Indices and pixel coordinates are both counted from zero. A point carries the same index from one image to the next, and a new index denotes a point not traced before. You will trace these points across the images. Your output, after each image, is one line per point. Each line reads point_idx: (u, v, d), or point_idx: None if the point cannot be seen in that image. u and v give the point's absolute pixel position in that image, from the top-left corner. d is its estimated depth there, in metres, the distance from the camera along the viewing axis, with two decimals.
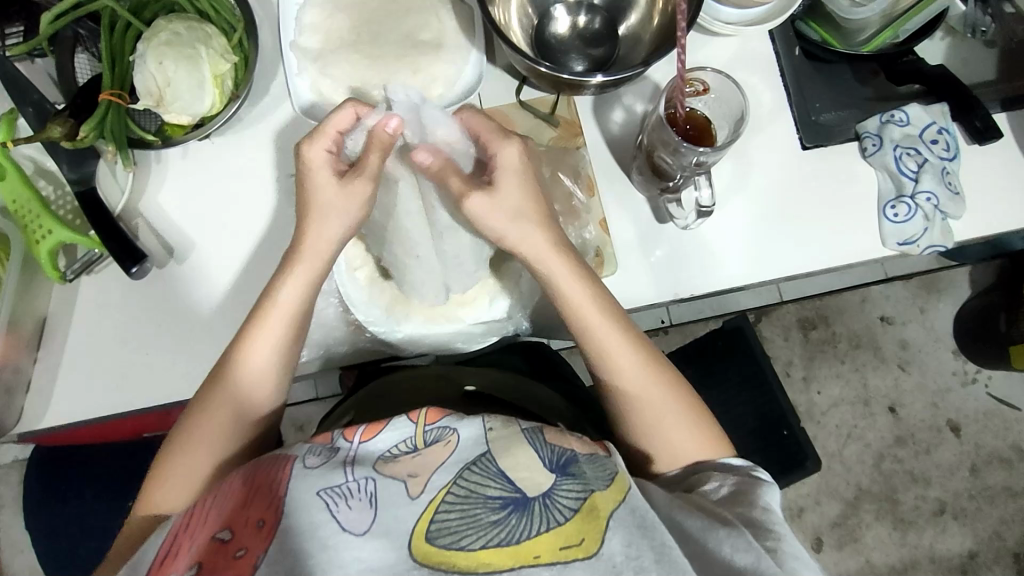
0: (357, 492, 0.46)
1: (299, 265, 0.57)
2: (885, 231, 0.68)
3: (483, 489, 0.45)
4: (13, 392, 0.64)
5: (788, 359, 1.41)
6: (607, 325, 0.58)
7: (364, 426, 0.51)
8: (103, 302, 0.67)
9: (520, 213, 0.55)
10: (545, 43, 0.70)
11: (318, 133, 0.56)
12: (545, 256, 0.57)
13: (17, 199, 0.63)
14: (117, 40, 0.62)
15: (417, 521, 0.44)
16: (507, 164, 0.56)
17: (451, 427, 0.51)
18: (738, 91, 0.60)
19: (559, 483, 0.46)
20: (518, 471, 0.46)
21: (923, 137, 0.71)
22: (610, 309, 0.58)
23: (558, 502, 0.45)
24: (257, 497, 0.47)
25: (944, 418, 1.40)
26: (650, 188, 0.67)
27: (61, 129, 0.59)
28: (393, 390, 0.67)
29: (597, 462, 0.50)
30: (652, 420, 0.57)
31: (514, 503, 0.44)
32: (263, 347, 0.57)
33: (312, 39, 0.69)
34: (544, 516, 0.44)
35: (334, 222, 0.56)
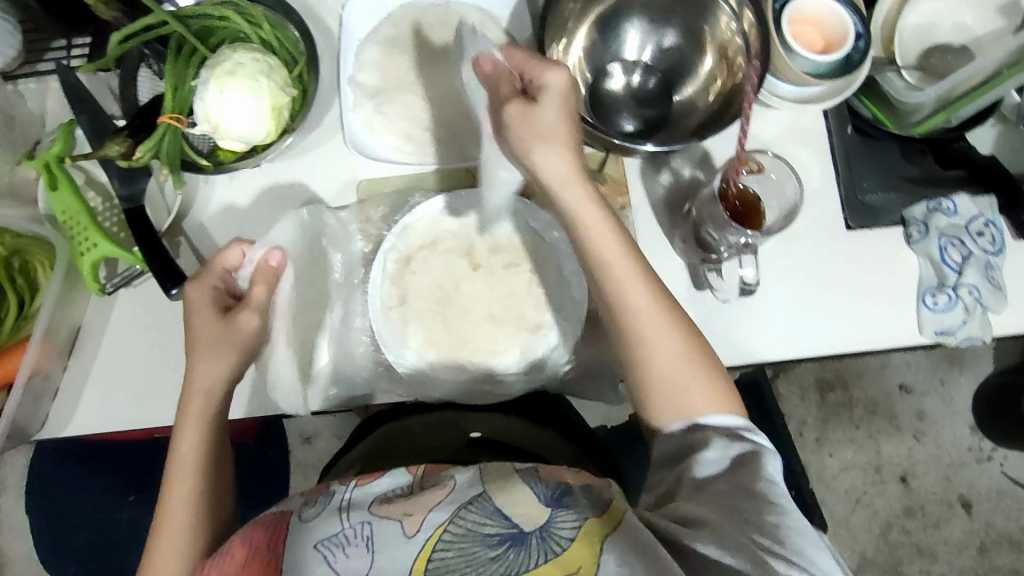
0: (354, 538, 0.48)
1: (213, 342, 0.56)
2: (923, 318, 0.68)
3: (479, 526, 0.47)
4: (40, 398, 0.65)
5: (802, 419, 1.39)
6: (636, 283, 0.53)
7: (360, 475, 0.54)
8: (137, 316, 0.67)
9: (542, 135, 0.53)
10: (599, 99, 0.70)
11: (205, 272, 0.59)
12: (606, 238, 0.54)
13: (67, 210, 0.63)
14: (181, 65, 0.63)
15: (416, 559, 0.46)
16: (557, 87, 0.53)
17: (447, 473, 0.52)
18: (795, 177, 0.61)
19: (554, 515, 0.48)
20: (513, 507, 0.48)
21: (969, 228, 0.70)
22: (675, 311, 0.54)
23: (555, 534, 0.46)
24: (256, 560, 0.48)
25: (956, 493, 1.37)
26: (693, 256, 0.68)
27: (119, 148, 0.60)
28: (399, 440, 0.65)
29: (592, 491, 0.51)
30: (681, 403, 0.52)
31: (511, 538, 0.46)
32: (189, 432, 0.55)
33: (370, 75, 0.70)
34: (542, 548, 0.46)
35: (221, 364, 0.56)
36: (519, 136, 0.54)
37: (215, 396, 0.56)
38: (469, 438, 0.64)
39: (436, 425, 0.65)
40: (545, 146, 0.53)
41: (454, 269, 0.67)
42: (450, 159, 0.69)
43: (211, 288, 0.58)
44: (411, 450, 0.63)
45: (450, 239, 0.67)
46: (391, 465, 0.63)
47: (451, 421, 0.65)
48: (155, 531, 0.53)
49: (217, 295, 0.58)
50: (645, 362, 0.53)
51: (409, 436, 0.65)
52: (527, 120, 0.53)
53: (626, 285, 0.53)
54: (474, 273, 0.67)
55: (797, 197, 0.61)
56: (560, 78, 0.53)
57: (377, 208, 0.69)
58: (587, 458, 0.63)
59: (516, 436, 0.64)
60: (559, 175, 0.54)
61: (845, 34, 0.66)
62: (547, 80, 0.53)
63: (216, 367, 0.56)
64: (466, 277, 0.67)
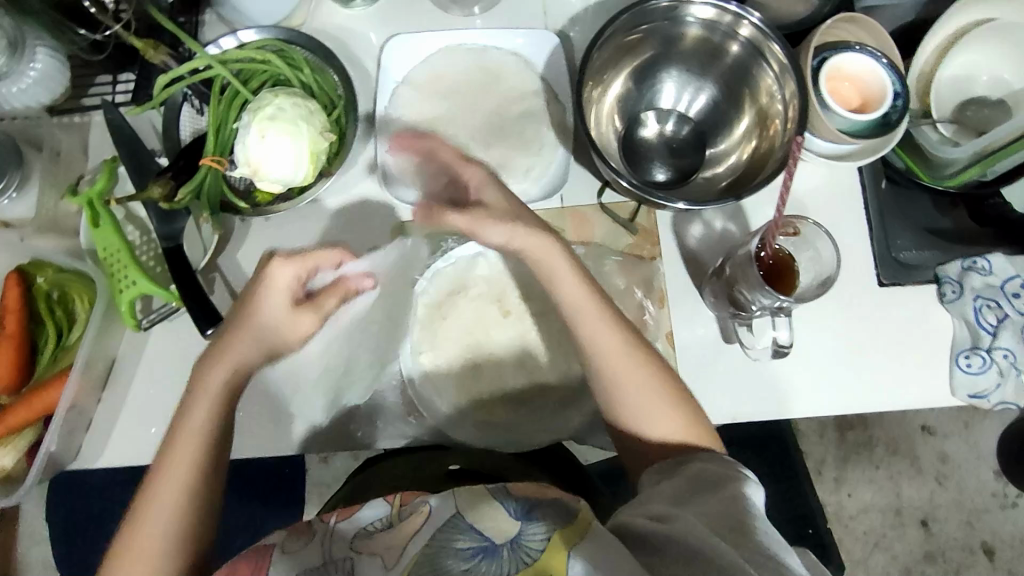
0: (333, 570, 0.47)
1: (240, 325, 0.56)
2: (956, 379, 0.67)
3: (453, 542, 0.47)
4: (74, 430, 0.66)
5: (822, 457, 1.36)
6: (585, 303, 0.57)
7: (338, 509, 0.52)
8: (171, 351, 0.68)
9: (521, 209, 0.59)
10: (632, 147, 0.70)
11: (295, 258, 0.56)
12: (545, 251, 0.58)
13: (108, 246, 0.64)
14: (223, 108, 0.64)
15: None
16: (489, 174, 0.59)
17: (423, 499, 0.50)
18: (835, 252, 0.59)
19: (525, 528, 0.46)
20: (484, 521, 0.47)
21: (1005, 289, 0.70)
22: (605, 302, 0.58)
23: (525, 545, 0.45)
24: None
25: (978, 540, 1.35)
26: (722, 309, 0.67)
27: (161, 190, 0.61)
28: (383, 475, 0.64)
29: (559, 502, 0.49)
30: (640, 407, 0.55)
31: (483, 551, 0.46)
32: (198, 408, 0.54)
33: (406, 120, 0.71)
34: (514, 559, 0.45)
35: (262, 346, 0.57)
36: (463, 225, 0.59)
37: (240, 376, 0.56)
38: (447, 471, 0.63)
39: (419, 459, 0.65)
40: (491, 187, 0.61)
41: (485, 316, 0.68)
42: None
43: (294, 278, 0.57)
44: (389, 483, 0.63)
45: (481, 286, 0.69)
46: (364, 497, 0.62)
47: (435, 456, 0.65)
48: (142, 514, 0.51)
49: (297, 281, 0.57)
50: (622, 394, 0.56)
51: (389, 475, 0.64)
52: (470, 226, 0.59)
53: (615, 364, 0.56)
54: (504, 320, 0.69)
55: (835, 263, 0.59)
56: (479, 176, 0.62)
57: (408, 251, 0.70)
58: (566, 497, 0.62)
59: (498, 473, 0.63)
60: (530, 226, 0.58)
61: (883, 93, 0.66)
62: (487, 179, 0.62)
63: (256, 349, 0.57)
64: (497, 324, 0.68)
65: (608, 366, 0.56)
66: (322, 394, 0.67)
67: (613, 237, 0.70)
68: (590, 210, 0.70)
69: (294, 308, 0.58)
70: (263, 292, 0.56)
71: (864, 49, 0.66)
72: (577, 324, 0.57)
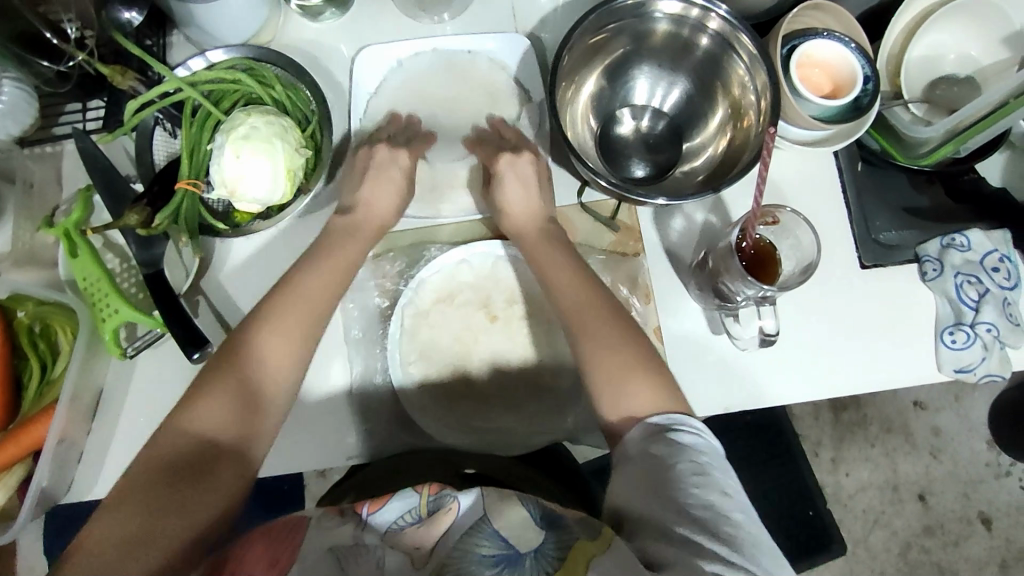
0: (364, 555, 0.48)
1: (317, 271, 0.61)
2: (942, 356, 0.68)
3: (476, 548, 0.49)
4: (66, 464, 0.65)
5: (817, 439, 1.37)
6: (557, 261, 0.63)
7: (371, 500, 0.53)
8: (158, 378, 0.68)
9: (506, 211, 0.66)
10: (610, 144, 0.71)
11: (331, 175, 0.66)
12: (536, 246, 0.64)
13: (87, 276, 0.64)
14: (196, 131, 0.64)
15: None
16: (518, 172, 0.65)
17: (451, 495, 0.53)
18: (816, 238, 0.59)
19: (546, 539, 0.49)
20: (511, 530, 0.50)
21: (985, 263, 0.70)
22: (568, 257, 0.63)
23: (547, 554, 0.48)
24: (277, 547, 0.47)
25: (975, 510, 1.36)
26: (708, 302, 0.67)
27: (138, 217, 0.60)
28: (394, 475, 0.64)
29: (586, 520, 0.51)
30: (614, 373, 0.56)
31: (506, 560, 0.48)
32: (269, 351, 0.56)
33: (383, 131, 0.71)
34: (535, 569, 0.47)
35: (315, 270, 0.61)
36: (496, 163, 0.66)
37: (300, 346, 0.57)
38: (461, 473, 0.64)
39: (429, 460, 0.65)
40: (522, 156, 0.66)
41: (472, 322, 0.68)
42: (462, 214, 0.70)
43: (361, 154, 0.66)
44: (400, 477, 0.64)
45: (467, 292, 0.69)
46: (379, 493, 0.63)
47: (446, 458, 0.65)
48: (206, 396, 0.53)
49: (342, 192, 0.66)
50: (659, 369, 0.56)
51: (399, 475, 0.64)
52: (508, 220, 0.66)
53: (627, 332, 0.58)
54: (492, 325, 0.68)
55: (815, 249, 0.60)
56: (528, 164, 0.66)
57: (392, 262, 0.70)
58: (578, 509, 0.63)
59: (510, 474, 0.64)
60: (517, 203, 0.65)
61: (853, 77, 0.66)
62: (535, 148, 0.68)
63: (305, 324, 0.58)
64: (484, 329, 0.68)
65: (587, 360, 0.57)
66: (315, 410, 0.67)
67: (596, 236, 0.70)
68: (572, 212, 0.71)
69: (348, 224, 0.65)
70: (274, 302, 0.58)
71: (831, 35, 0.67)
72: (545, 273, 0.62)
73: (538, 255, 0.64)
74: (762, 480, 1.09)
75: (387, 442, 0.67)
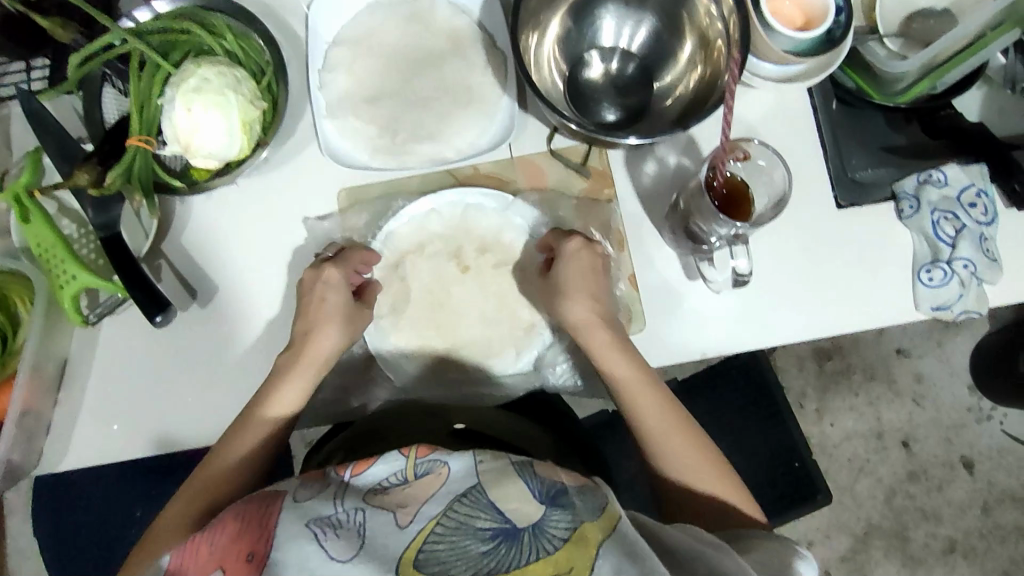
0: (346, 522, 0.48)
1: (298, 365, 0.62)
2: (919, 295, 0.67)
3: (473, 520, 0.48)
4: (33, 437, 0.64)
5: (801, 390, 1.38)
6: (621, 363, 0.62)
7: (354, 462, 0.54)
8: (124, 345, 0.66)
9: (565, 294, 0.64)
10: (577, 89, 0.69)
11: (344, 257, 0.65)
12: (584, 324, 0.63)
13: (42, 241, 0.61)
14: (145, 84, 0.61)
15: (406, 549, 0.47)
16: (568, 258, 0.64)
17: (441, 459, 0.53)
18: (785, 171, 0.59)
19: (549, 513, 0.49)
20: (508, 502, 0.49)
21: (961, 199, 0.69)
22: (628, 353, 0.63)
23: (549, 531, 0.47)
24: (249, 533, 0.49)
25: (957, 454, 1.38)
26: (682, 246, 0.67)
27: (88, 176, 0.59)
28: (383, 432, 0.66)
29: (587, 492, 0.52)
30: (676, 452, 0.61)
31: (504, 534, 0.47)
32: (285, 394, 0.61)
33: (343, 80, 0.68)
34: (534, 545, 0.47)
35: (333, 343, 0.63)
36: (591, 270, 0.64)
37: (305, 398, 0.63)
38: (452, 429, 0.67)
39: (418, 414, 0.68)
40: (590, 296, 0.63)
41: (444, 274, 0.67)
42: (427, 163, 0.67)
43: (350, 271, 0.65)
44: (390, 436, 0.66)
45: (436, 244, 0.68)
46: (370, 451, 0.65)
47: (435, 412, 0.68)
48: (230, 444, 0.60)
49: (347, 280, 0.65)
50: (697, 484, 0.60)
51: (390, 433, 0.66)
52: (551, 295, 0.65)
53: (667, 440, 0.61)
54: (464, 277, 0.67)
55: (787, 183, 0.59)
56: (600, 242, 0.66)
57: (359, 217, 0.68)
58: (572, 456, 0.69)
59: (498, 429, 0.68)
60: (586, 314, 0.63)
61: (826, 10, 0.64)
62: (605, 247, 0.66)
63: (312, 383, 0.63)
64: (456, 283, 0.67)
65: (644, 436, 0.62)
66: None
67: (567, 183, 0.69)
68: (540, 158, 0.69)
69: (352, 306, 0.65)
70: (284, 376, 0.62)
71: None
72: (608, 369, 0.63)
73: (582, 335, 0.64)
74: (749, 433, 1.08)
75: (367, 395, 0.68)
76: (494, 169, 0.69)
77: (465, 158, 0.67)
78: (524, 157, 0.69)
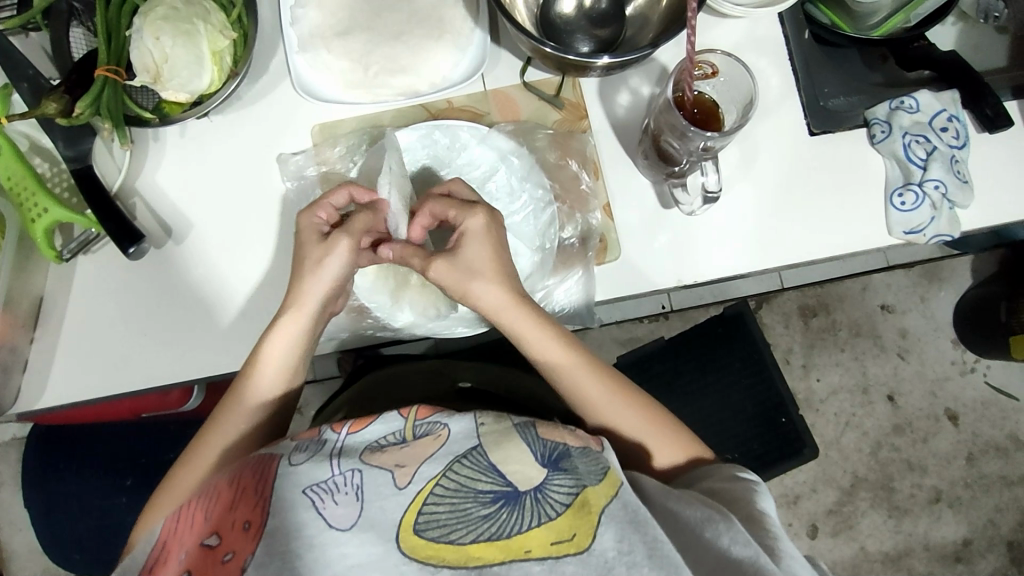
0: (343, 486, 0.48)
1: (287, 316, 0.60)
2: (892, 219, 0.68)
3: (474, 483, 0.48)
4: (10, 370, 0.64)
5: (788, 346, 1.29)
6: (555, 349, 0.61)
7: (353, 420, 0.55)
8: (101, 281, 0.66)
9: (475, 273, 0.58)
10: (550, 24, 0.68)
11: (311, 205, 0.60)
12: (504, 307, 0.59)
13: (11, 175, 0.62)
14: (112, 15, 0.61)
15: (405, 511, 0.47)
16: (472, 233, 0.58)
17: (441, 423, 0.53)
18: (747, 75, 0.61)
19: (552, 476, 0.48)
20: (508, 464, 0.49)
21: (933, 124, 0.69)
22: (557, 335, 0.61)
23: (550, 497, 0.47)
24: (244, 502, 0.49)
25: (942, 407, 1.28)
26: (656, 172, 0.66)
27: (56, 105, 0.59)
28: (392, 385, 0.72)
29: (589, 455, 0.52)
30: (633, 433, 0.61)
31: (505, 498, 0.47)
32: (268, 370, 0.61)
33: (314, 14, 0.67)
34: (536, 510, 0.46)
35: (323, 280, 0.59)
36: (454, 283, 0.58)
37: (292, 361, 0.61)
38: (458, 388, 0.72)
39: (426, 373, 0.73)
40: (481, 282, 0.58)
41: None
42: (401, 96, 0.68)
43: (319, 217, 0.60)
44: (401, 395, 0.71)
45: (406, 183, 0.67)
46: (384, 405, 0.70)
47: (440, 371, 0.73)
48: (217, 425, 0.61)
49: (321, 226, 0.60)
50: (644, 443, 0.61)
51: (399, 384, 0.72)
52: (456, 274, 0.58)
53: (609, 413, 0.61)
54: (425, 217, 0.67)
55: (749, 84, 0.61)
56: (479, 224, 0.58)
57: (332, 149, 0.68)
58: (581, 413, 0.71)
59: (503, 381, 0.72)
60: (498, 297, 0.59)
61: None
62: (468, 227, 0.58)
63: (288, 348, 0.60)
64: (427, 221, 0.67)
65: (593, 413, 0.62)
66: (262, 305, 0.65)
67: (540, 114, 0.69)
68: (513, 90, 0.69)
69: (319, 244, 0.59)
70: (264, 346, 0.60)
71: None
72: (540, 358, 0.61)
73: (505, 319, 0.60)
74: (735, 391, 1.10)
75: (346, 332, 0.69)
76: (466, 103, 0.69)
77: (437, 91, 0.67)
78: (497, 89, 0.69)
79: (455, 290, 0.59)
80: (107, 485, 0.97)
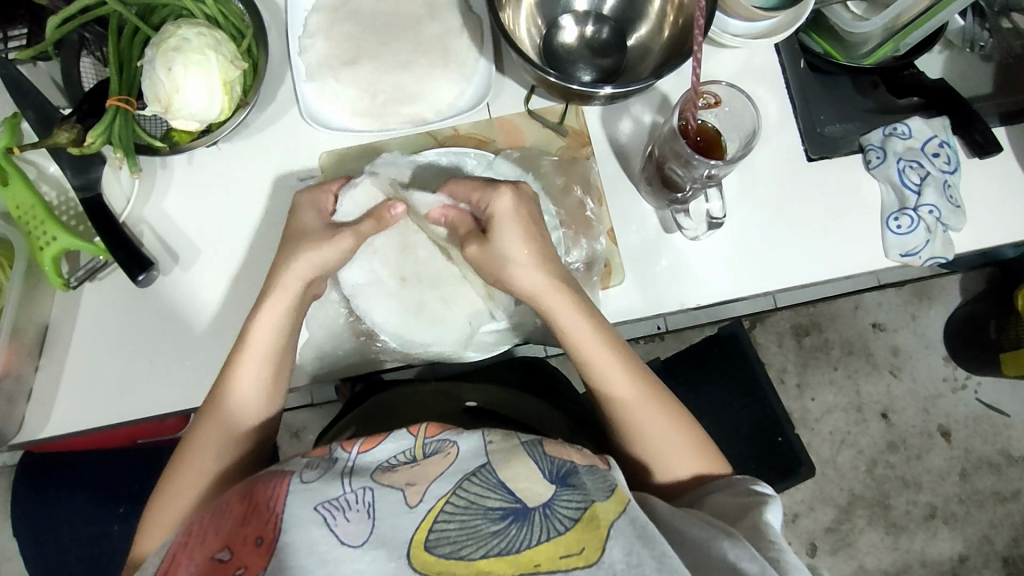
0: (355, 503, 0.48)
1: (273, 296, 0.60)
2: (888, 242, 0.69)
3: (483, 500, 0.47)
4: (15, 400, 0.63)
5: (783, 365, 1.30)
6: (590, 335, 0.61)
7: (362, 439, 0.55)
8: (107, 308, 0.66)
9: (510, 259, 0.60)
10: (553, 53, 0.70)
11: (317, 189, 0.64)
12: (542, 289, 0.60)
13: (20, 204, 0.62)
14: (124, 45, 0.63)
15: (416, 530, 0.47)
16: (502, 213, 0.59)
17: (451, 440, 0.54)
18: (750, 105, 0.64)
19: (560, 492, 0.48)
20: (518, 482, 0.49)
21: (925, 150, 0.72)
22: (598, 326, 0.61)
23: (559, 512, 0.47)
24: (255, 516, 0.48)
25: (935, 424, 1.30)
26: (659, 199, 0.68)
27: (68, 134, 0.59)
28: (397, 405, 0.72)
29: (597, 473, 0.52)
30: (653, 451, 0.61)
31: (515, 514, 0.47)
32: (254, 360, 0.60)
33: (322, 44, 0.68)
34: (545, 525, 0.46)
35: (307, 259, 0.60)
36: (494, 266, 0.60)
37: (278, 343, 0.60)
38: (465, 407, 0.71)
39: (432, 394, 0.73)
40: (526, 265, 0.60)
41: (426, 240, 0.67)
42: (407, 124, 0.69)
43: (317, 199, 0.64)
44: (409, 412, 0.71)
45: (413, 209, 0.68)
46: (389, 424, 0.70)
47: (448, 393, 0.73)
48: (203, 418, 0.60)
49: (321, 211, 0.63)
50: (634, 422, 0.61)
51: (403, 405, 0.72)
52: (494, 263, 0.60)
53: (630, 408, 0.61)
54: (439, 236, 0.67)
55: (755, 117, 0.63)
56: (506, 205, 0.60)
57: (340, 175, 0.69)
58: (583, 434, 0.72)
59: (510, 403, 0.73)
60: (539, 283, 0.60)
61: None
62: (496, 208, 0.59)
63: (275, 324, 0.60)
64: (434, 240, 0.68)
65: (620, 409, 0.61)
66: None
67: (545, 141, 0.70)
68: (519, 119, 0.71)
69: (327, 227, 0.62)
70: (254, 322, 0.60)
71: None
72: (579, 348, 0.61)
73: (543, 300, 0.61)
74: (735, 409, 1.09)
75: (354, 356, 0.69)
76: (472, 130, 0.70)
77: (443, 120, 0.68)
78: (501, 117, 0.71)
79: (493, 273, 0.62)
80: (103, 514, 0.96)
